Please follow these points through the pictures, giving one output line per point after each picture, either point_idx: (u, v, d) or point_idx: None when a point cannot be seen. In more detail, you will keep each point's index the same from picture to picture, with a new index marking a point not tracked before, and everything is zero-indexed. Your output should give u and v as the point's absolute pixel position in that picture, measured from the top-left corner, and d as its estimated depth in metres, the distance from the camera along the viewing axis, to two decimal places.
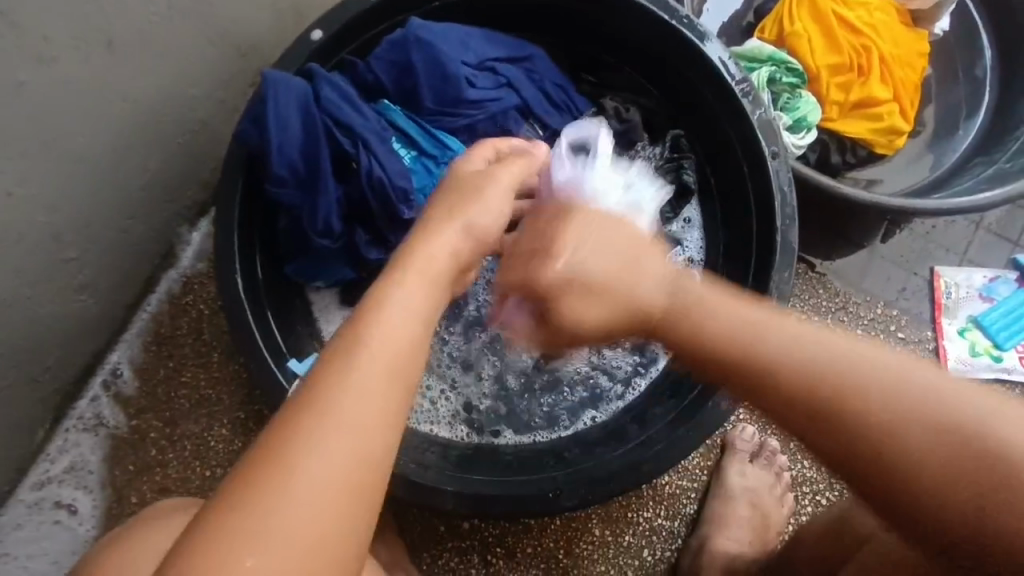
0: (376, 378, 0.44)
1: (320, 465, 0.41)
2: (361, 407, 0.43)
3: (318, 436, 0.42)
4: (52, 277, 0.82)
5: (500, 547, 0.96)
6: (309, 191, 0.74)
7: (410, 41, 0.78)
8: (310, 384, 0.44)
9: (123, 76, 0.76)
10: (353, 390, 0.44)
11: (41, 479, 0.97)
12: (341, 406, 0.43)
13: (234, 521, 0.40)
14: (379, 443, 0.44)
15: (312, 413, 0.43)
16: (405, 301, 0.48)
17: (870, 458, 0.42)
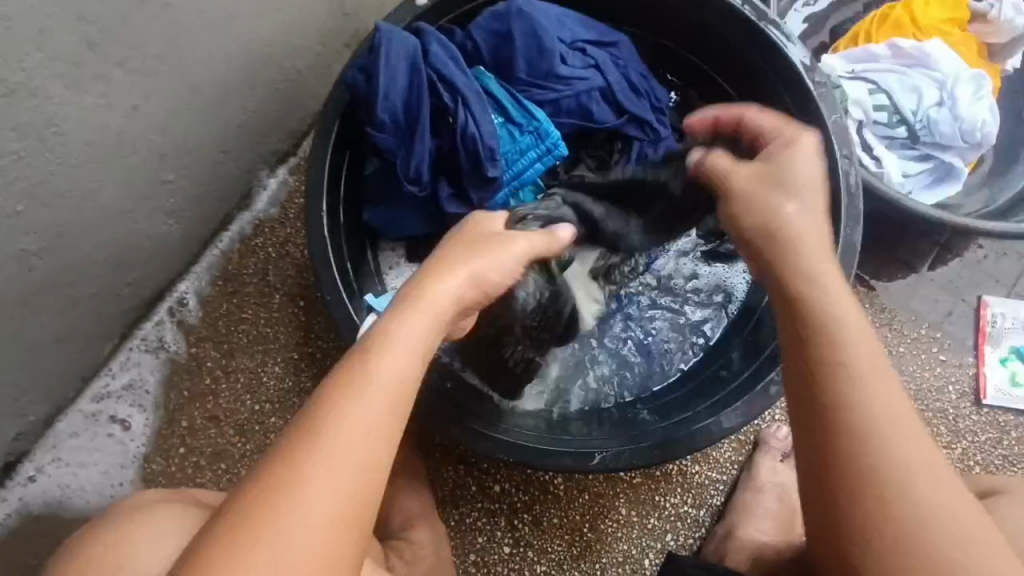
0: (360, 414, 0.52)
1: (330, 472, 0.49)
2: (357, 431, 0.51)
3: (307, 460, 0.49)
4: (151, 196, 0.87)
5: (527, 514, 0.98)
6: (405, 139, 0.79)
7: (513, 12, 0.84)
8: (313, 414, 0.52)
9: (244, 16, 0.81)
10: (342, 433, 0.51)
11: (101, 393, 1.02)
12: (346, 422, 0.51)
13: (265, 505, 0.47)
14: (356, 457, 0.50)
15: (322, 432, 0.51)
16: (399, 342, 0.58)
17: (877, 425, 0.54)
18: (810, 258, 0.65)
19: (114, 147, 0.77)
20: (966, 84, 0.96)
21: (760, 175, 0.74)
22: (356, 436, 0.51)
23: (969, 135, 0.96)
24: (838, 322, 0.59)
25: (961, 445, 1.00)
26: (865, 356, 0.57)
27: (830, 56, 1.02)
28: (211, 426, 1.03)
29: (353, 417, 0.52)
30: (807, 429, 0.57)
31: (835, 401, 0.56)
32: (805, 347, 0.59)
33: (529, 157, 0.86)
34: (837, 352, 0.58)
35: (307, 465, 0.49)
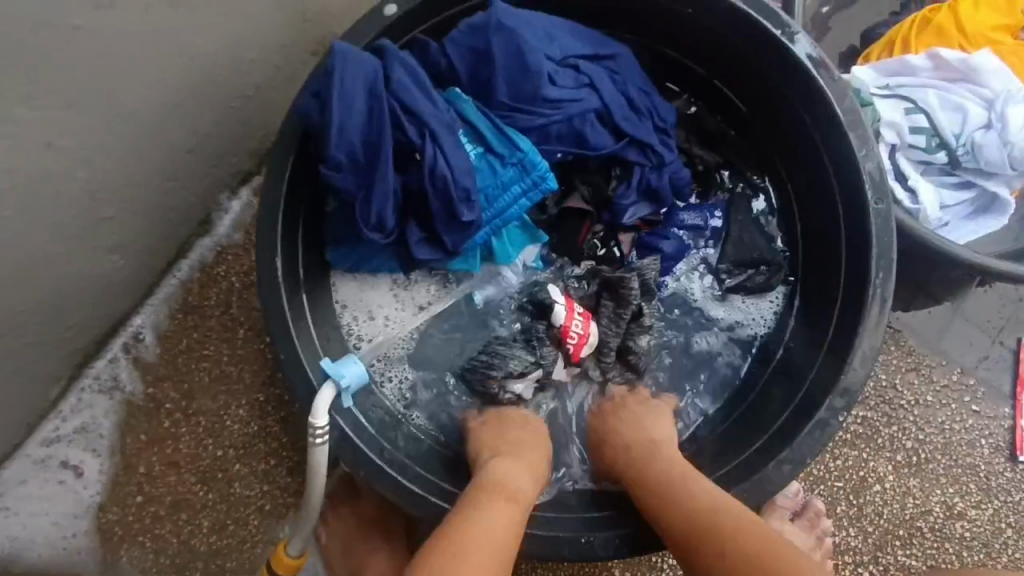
0: (497, 516, 0.59)
1: (483, 566, 0.53)
2: (492, 533, 0.56)
3: (458, 546, 0.54)
4: (86, 234, 0.77)
5: (511, 575, 0.90)
6: (364, 177, 0.68)
7: (492, 25, 0.72)
8: (460, 514, 0.59)
9: (182, 32, 0.70)
10: (489, 536, 0.56)
11: (51, 436, 0.94)
12: (490, 528, 0.57)
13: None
14: (492, 554, 0.55)
15: (469, 536, 0.55)
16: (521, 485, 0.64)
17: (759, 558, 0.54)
18: (648, 460, 0.69)
19: (32, 186, 0.67)
20: (1022, 102, 0.83)
21: (601, 414, 0.78)
22: (497, 536, 0.57)
23: (1018, 163, 0.83)
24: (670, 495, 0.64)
25: (992, 506, 0.91)
26: (700, 509, 0.60)
27: (861, 66, 0.90)
28: (170, 474, 0.95)
29: (494, 518, 0.58)
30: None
31: (703, 539, 0.58)
32: (657, 516, 0.63)
33: (512, 192, 0.74)
34: (701, 513, 0.60)
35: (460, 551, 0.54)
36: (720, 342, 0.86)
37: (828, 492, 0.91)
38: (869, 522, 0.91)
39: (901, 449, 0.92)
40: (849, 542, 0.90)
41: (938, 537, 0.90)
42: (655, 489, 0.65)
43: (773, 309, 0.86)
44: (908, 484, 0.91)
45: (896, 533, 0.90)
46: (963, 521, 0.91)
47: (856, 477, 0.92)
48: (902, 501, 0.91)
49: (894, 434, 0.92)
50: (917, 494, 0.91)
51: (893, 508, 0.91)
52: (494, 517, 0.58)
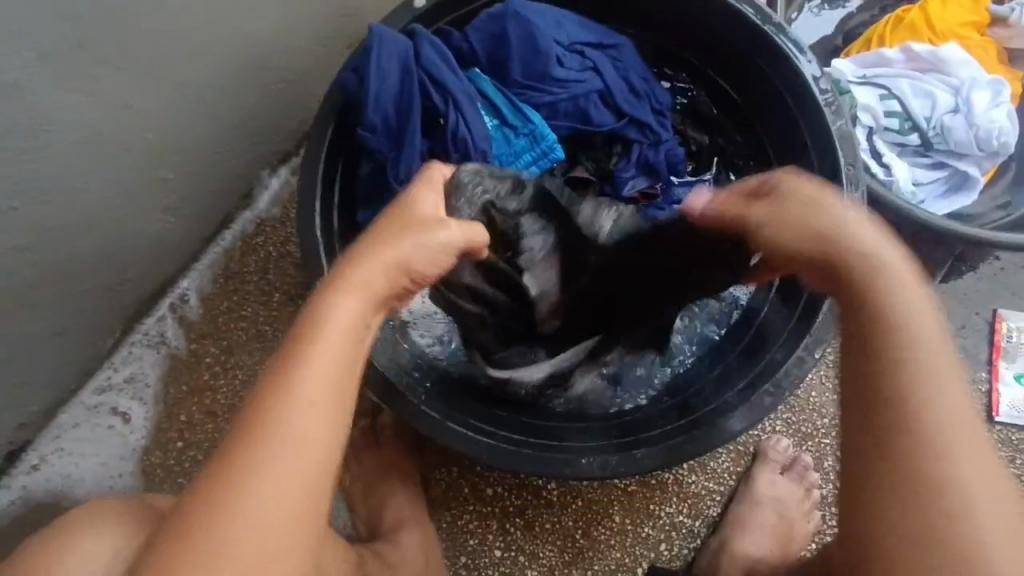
0: (317, 391, 0.49)
1: (299, 419, 0.48)
2: (306, 398, 0.49)
3: (267, 444, 0.47)
4: (148, 194, 0.88)
5: (519, 518, 0.98)
6: (396, 141, 0.79)
7: (509, 14, 0.83)
8: (271, 388, 0.49)
9: (241, 18, 0.82)
10: (296, 423, 0.48)
11: (103, 385, 1.04)
12: (296, 390, 0.49)
13: (235, 479, 0.46)
14: (321, 447, 0.48)
15: (286, 400, 0.48)
16: (338, 316, 0.52)
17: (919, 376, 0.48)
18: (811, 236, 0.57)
19: (110, 144, 0.78)
20: (983, 89, 0.93)
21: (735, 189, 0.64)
22: (315, 423, 0.48)
23: (984, 143, 0.92)
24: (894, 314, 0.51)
25: None
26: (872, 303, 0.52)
27: (842, 60, 0.99)
28: (208, 421, 1.04)
29: (312, 394, 0.49)
30: (847, 410, 0.51)
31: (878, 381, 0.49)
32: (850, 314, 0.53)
33: (524, 159, 0.85)
34: (891, 290, 0.52)
35: (267, 450, 0.47)
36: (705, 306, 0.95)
37: (815, 448, 0.99)
38: None
39: None
40: (834, 494, 0.97)
41: None
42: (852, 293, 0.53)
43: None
44: None
45: None
46: None
47: (840, 434, 0.99)
48: None
49: None
50: None
51: None
52: (304, 385, 0.49)
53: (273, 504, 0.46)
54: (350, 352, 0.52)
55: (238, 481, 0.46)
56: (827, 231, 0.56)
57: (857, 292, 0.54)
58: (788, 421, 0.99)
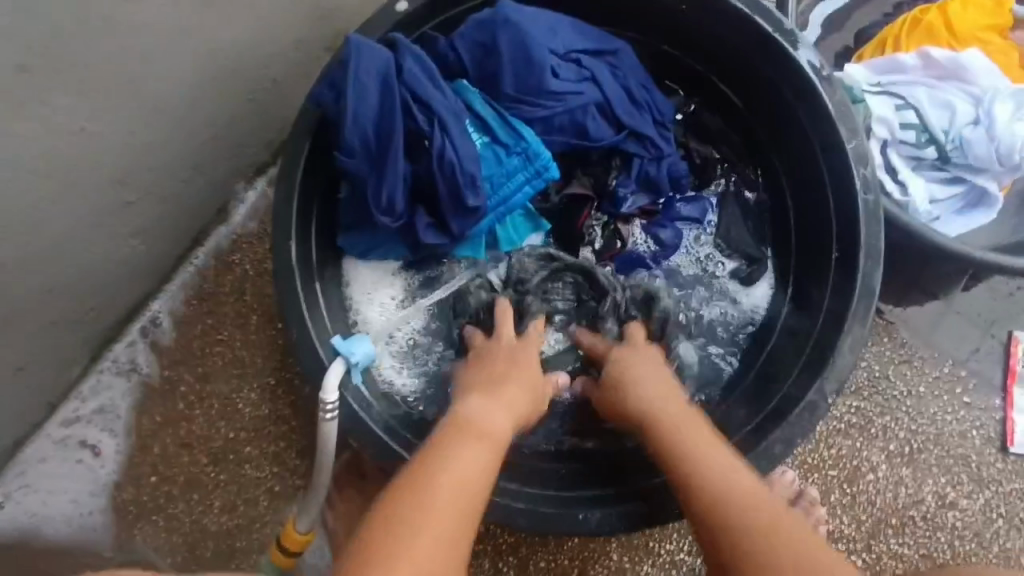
0: (456, 483, 0.55)
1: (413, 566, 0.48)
2: (399, 538, 0.49)
3: (404, 520, 0.51)
4: (111, 219, 0.81)
5: (512, 556, 0.93)
6: (377, 165, 0.71)
7: (498, 22, 0.76)
8: (399, 488, 0.54)
9: (206, 27, 0.74)
10: (437, 513, 0.52)
11: (70, 417, 0.97)
12: (418, 536, 0.50)
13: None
14: (448, 535, 0.51)
15: (396, 531, 0.50)
16: (465, 469, 0.56)
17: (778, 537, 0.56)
18: (669, 414, 0.70)
19: (62, 171, 0.71)
20: (1007, 100, 0.86)
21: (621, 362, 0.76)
22: (456, 509, 0.53)
23: (1006, 158, 0.85)
24: (693, 449, 0.66)
25: (983, 496, 0.93)
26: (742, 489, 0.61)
27: (856, 65, 0.92)
28: (184, 454, 0.98)
29: (449, 490, 0.54)
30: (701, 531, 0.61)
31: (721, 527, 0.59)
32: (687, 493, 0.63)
33: (516, 181, 0.78)
34: (693, 475, 0.64)
35: (409, 524, 0.50)
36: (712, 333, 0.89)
37: (822, 480, 0.93)
38: (862, 509, 0.92)
39: (894, 439, 0.94)
40: (842, 530, 0.92)
41: (930, 526, 0.92)
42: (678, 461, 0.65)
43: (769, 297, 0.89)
44: (900, 473, 0.93)
45: (888, 521, 0.92)
46: (954, 510, 0.92)
47: (849, 466, 0.94)
48: (895, 490, 0.93)
49: (886, 425, 0.94)
50: (909, 483, 0.93)
51: (885, 497, 0.93)
52: (428, 529, 0.50)
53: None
54: (459, 516, 0.53)
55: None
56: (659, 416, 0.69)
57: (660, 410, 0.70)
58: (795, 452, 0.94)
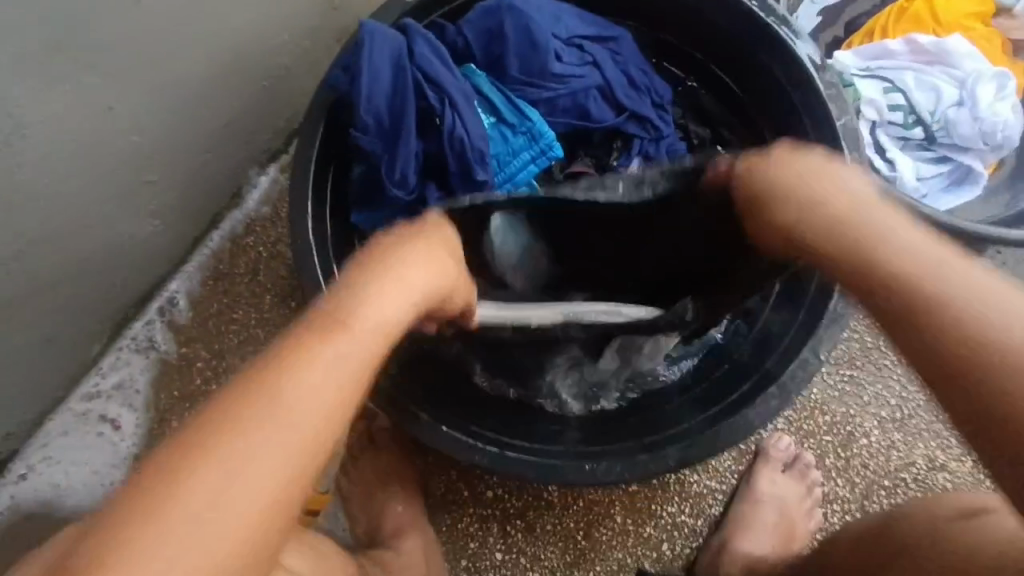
0: (326, 359, 0.51)
1: (275, 426, 0.48)
2: (257, 407, 0.48)
3: (252, 408, 0.48)
4: (133, 198, 0.85)
5: (521, 520, 0.99)
6: (390, 141, 0.76)
7: (504, 7, 0.80)
8: (264, 371, 0.50)
9: (224, 14, 0.78)
10: (300, 391, 0.49)
11: (91, 392, 1.01)
12: (284, 395, 0.48)
13: (178, 465, 0.45)
14: (306, 421, 0.49)
15: (266, 383, 0.49)
16: (379, 301, 0.54)
17: (920, 295, 0.48)
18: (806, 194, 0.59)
19: (90, 150, 0.75)
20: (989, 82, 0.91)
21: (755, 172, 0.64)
22: (313, 391, 0.49)
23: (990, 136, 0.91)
24: (836, 219, 0.56)
25: (971, 459, 0.97)
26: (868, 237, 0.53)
27: (844, 51, 0.97)
28: None
29: (317, 373, 0.50)
30: (844, 268, 0.54)
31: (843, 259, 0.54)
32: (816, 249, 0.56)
33: (521, 159, 0.82)
34: (844, 221, 0.55)
35: (258, 409, 0.48)
36: None
37: (817, 446, 0.98)
38: (855, 473, 0.97)
39: (886, 406, 0.98)
40: (836, 492, 0.97)
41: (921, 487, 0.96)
42: (804, 236, 0.57)
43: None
44: (892, 438, 0.98)
45: (881, 483, 0.96)
46: (944, 472, 0.96)
47: (842, 432, 0.98)
48: (886, 454, 0.97)
49: (879, 392, 0.99)
50: (900, 447, 0.97)
51: (878, 460, 0.97)
52: (291, 386, 0.49)
53: (200, 505, 0.45)
54: (331, 385, 0.50)
55: (173, 487, 0.45)
56: (817, 198, 0.58)
57: (792, 196, 0.60)
58: (790, 420, 0.99)
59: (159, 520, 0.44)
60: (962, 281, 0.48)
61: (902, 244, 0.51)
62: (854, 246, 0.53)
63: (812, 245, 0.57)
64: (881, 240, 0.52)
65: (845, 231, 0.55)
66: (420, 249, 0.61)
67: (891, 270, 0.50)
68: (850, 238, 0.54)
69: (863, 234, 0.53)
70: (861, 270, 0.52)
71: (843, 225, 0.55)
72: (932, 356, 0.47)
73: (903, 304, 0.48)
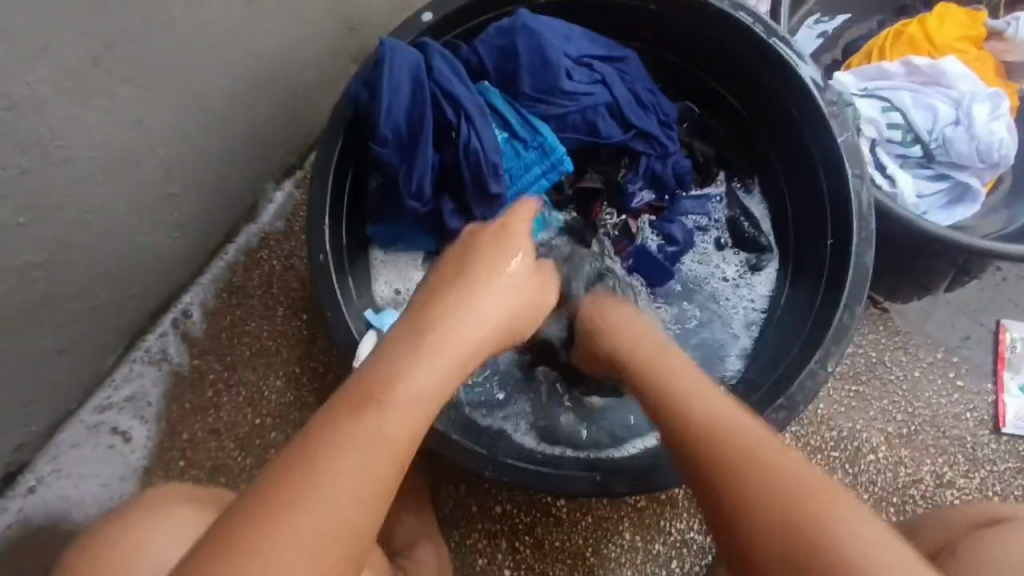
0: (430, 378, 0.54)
1: (390, 419, 0.49)
2: (400, 412, 0.50)
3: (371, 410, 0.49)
4: (156, 208, 0.87)
5: (529, 537, 0.97)
6: (408, 154, 0.79)
7: (518, 27, 0.83)
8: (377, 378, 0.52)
9: (250, 33, 0.82)
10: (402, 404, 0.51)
11: (103, 404, 1.02)
12: (386, 422, 0.49)
13: (311, 447, 0.46)
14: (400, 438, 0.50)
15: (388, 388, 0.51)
16: (484, 302, 0.63)
17: (756, 460, 0.52)
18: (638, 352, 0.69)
19: (119, 160, 0.77)
20: (983, 102, 0.94)
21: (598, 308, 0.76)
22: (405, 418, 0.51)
23: (987, 154, 0.93)
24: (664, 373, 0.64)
25: (979, 475, 0.97)
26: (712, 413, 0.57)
27: (843, 74, 1.00)
28: (211, 440, 1.02)
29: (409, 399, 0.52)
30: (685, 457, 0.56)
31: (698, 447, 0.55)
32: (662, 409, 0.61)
33: (533, 173, 0.84)
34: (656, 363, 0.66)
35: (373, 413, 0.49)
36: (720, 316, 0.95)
37: (826, 461, 0.98)
38: (864, 489, 0.97)
39: (892, 421, 0.99)
40: None
41: (930, 503, 0.96)
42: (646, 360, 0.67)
43: (769, 288, 0.95)
44: (900, 453, 0.98)
45: (890, 499, 0.96)
46: (952, 488, 0.96)
47: (850, 447, 0.98)
48: (895, 470, 0.97)
49: (885, 407, 0.99)
50: (908, 463, 0.97)
51: (886, 477, 0.97)
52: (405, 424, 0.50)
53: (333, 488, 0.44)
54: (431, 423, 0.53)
55: (310, 477, 0.44)
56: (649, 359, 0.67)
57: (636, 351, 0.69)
58: (799, 434, 0.98)
59: (277, 511, 0.42)
60: (736, 424, 0.55)
61: (682, 387, 0.62)
62: (675, 394, 0.61)
63: (664, 406, 0.61)
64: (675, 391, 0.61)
65: (659, 373, 0.65)
66: (510, 284, 0.67)
67: (682, 409, 0.59)
68: (683, 401, 0.59)
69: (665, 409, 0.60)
70: (680, 426, 0.57)
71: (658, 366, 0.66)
72: (781, 535, 0.47)
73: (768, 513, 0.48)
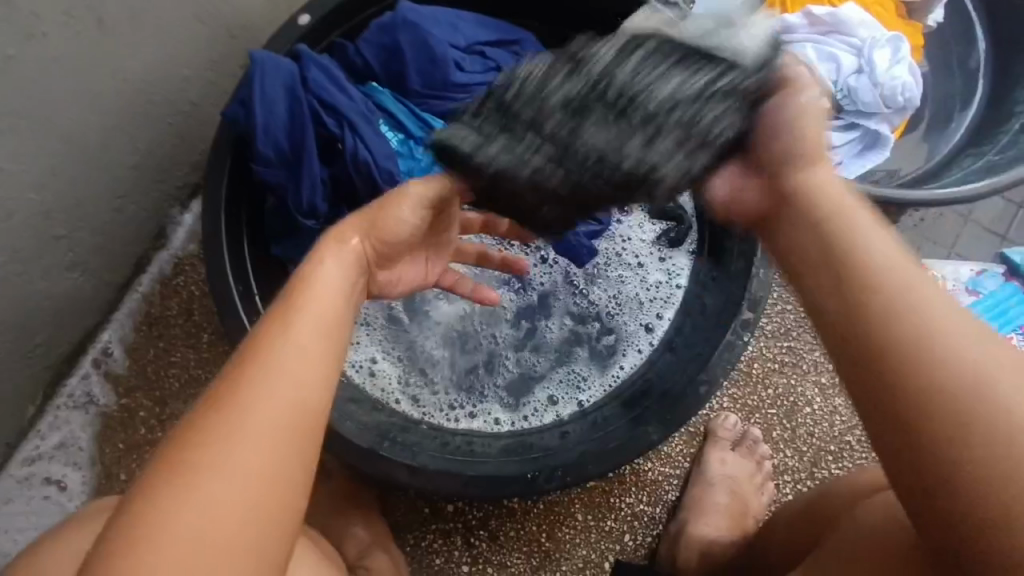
0: (304, 349, 0.47)
1: (274, 401, 0.45)
2: (280, 392, 0.45)
3: (238, 394, 0.45)
4: (42, 254, 0.83)
5: (483, 531, 0.97)
6: (294, 169, 0.76)
7: (398, 22, 0.79)
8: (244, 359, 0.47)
9: (111, 56, 0.76)
10: (273, 381, 0.45)
11: (32, 455, 0.98)
12: (276, 386, 0.45)
13: (169, 481, 0.42)
14: (288, 415, 0.45)
15: (241, 371, 0.46)
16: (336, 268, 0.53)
17: (966, 414, 0.41)
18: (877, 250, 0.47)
19: None
20: (884, 47, 0.93)
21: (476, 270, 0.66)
22: (289, 387, 0.46)
23: (892, 99, 0.93)
24: (888, 302, 0.45)
25: None
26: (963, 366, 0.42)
27: None
28: None
29: (280, 372, 0.46)
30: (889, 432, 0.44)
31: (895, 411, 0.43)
32: (907, 374, 0.43)
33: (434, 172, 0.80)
34: (868, 287, 0.46)
35: (238, 398, 0.45)
36: (651, 279, 0.95)
37: (762, 420, 1.00)
38: (802, 442, 1.00)
39: (824, 372, 1.01)
40: (786, 462, 0.99)
41: (865, 448, 0.99)
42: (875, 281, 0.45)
43: (689, 259, 0.94)
44: (834, 402, 1.01)
45: (827, 449, 0.99)
46: None
47: (786, 403, 1.01)
48: (830, 419, 1.00)
49: (816, 359, 1.01)
50: (843, 412, 1.01)
51: (822, 427, 1.00)
52: (286, 378, 0.46)
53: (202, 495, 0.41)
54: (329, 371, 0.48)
55: (160, 513, 0.40)
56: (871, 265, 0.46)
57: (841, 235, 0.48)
58: (736, 396, 1.00)
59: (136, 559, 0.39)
60: (969, 350, 0.42)
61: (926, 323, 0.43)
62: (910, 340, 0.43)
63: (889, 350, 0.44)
64: (861, 241, 0.48)
65: (889, 334, 0.44)
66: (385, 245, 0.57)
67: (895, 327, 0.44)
68: (914, 341, 0.43)
69: (922, 365, 0.43)
70: (886, 331, 0.44)
71: (905, 339, 0.43)
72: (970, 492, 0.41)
73: (894, 400, 0.43)
